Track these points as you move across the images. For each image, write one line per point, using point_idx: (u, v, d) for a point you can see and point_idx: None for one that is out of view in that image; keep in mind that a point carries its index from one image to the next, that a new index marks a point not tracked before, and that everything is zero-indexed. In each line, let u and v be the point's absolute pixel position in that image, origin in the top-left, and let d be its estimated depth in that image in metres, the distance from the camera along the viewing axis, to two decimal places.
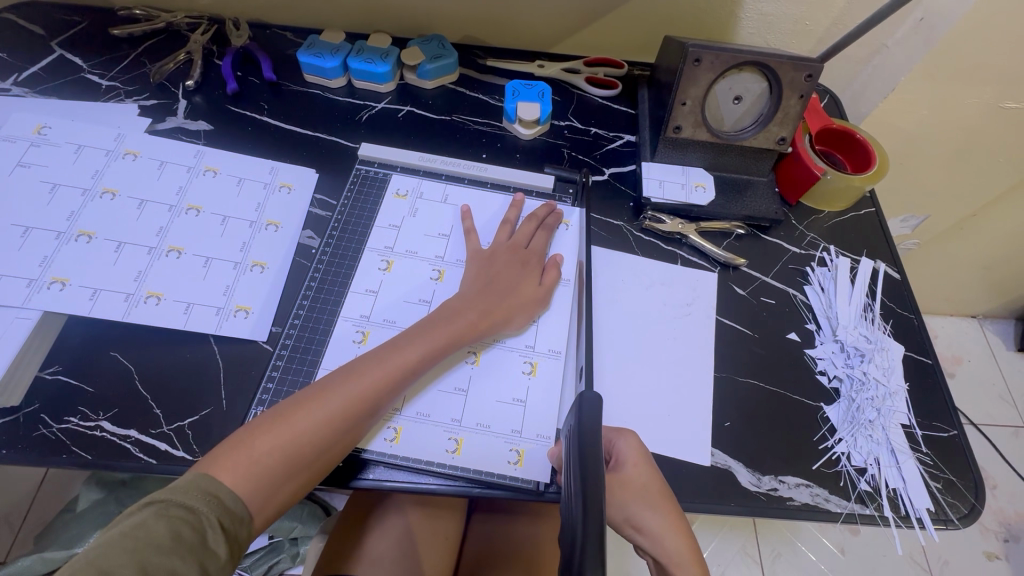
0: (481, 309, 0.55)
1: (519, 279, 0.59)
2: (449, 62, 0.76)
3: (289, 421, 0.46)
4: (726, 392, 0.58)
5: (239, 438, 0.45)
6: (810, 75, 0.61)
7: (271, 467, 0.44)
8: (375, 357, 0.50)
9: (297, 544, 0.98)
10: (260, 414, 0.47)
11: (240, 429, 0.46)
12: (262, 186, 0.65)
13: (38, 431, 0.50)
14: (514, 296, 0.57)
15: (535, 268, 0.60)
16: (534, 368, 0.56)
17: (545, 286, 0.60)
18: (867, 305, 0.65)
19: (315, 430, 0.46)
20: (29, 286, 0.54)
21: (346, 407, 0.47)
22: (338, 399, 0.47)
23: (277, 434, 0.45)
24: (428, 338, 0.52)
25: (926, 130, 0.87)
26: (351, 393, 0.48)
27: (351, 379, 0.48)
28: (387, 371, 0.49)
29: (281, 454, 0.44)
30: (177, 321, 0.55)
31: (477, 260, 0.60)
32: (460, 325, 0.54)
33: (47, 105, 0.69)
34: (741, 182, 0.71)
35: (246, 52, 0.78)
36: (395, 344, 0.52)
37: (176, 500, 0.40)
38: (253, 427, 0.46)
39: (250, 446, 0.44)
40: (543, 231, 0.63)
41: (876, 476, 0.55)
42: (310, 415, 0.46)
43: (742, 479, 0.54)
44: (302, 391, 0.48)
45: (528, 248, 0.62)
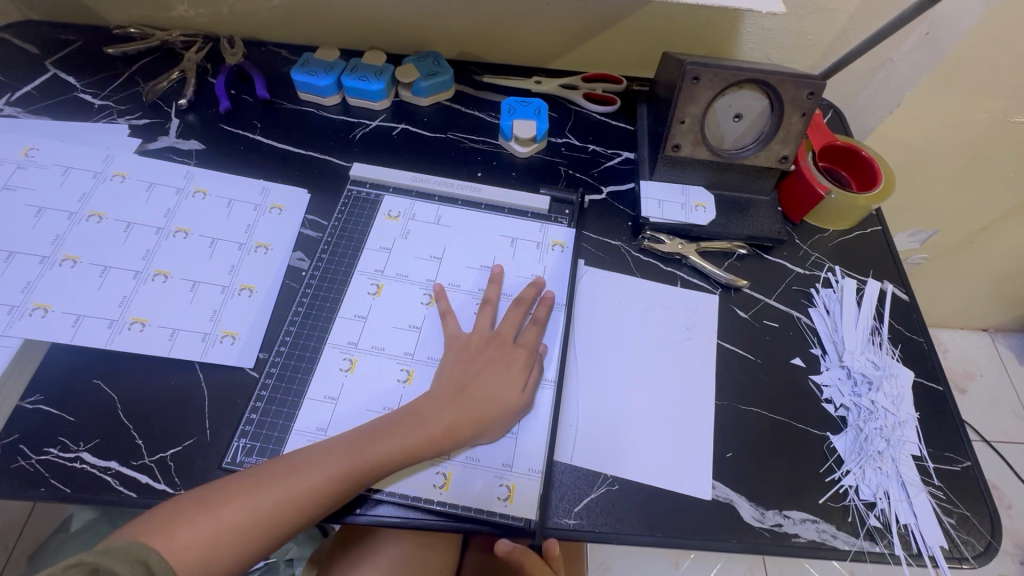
0: (458, 417, 0.50)
1: (499, 380, 0.53)
2: (444, 79, 0.75)
3: (253, 497, 0.45)
4: (727, 421, 0.56)
5: (201, 500, 0.44)
6: (812, 92, 0.59)
7: (214, 543, 0.43)
8: (351, 442, 0.48)
9: (293, 565, 0.95)
10: (233, 476, 0.46)
11: (195, 493, 0.45)
12: (253, 208, 0.64)
13: (17, 463, 0.49)
14: (493, 401, 0.52)
15: (523, 366, 0.55)
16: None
17: (525, 396, 0.53)
18: (874, 329, 0.63)
19: (278, 510, 0.45)
20: (10, 312, 0.53)
21: (311, 493, 0.45)
22: (304, 484, 0.45)
23: (238, 505, 0.44)
24: (407, 437, 0.49)
25: (934, 144, 0.85)
26: (320, 479, 0.46)
27: (320, 464, 0.46)
28: (358, 461, 0.47)
29: (230, 531, 0.43)
30: (162, 348, 0.54)
31: (455, 343, 0.55)
32: (441, 427, 0.49)
33: (38, 125, 0.69)
34: (743, 201, 0.69)
35: (240, 70, 0.77)
36: (374, 432, 0.49)
37: (102, 566, 0.39)
38: (208, 495, 0.45)
39: (208, 514, 0.43)
40: (532, 323, 0.57)
41: (886, 511, 0.52)
42: (275, 492, 0.45)
43: (743, 514, 0.51)
44: (268, 463, 0.47)
45: (516, 341, 0.56)
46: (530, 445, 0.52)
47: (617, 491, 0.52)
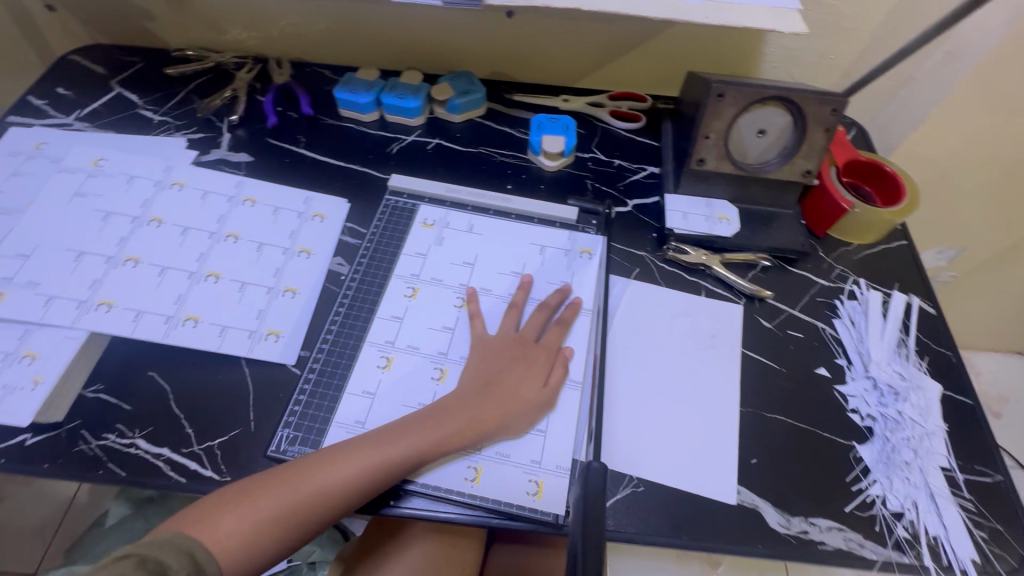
0: (480, 416, 0.52)
1: (522, 379, 0.55)
2: (477, 97, 0.79)
3: (289, 488, 0.47)
4: (752, 427, 0.57)
5: (240, 492, 0.47)
6: (835, 109, 0.61)
7: (253, 532, 0.45)
8: (381, 437, 0.50)
9: (314, 569, 0.97)
10: (269, 469, 0.49)
11: (234, 485, 0.48)
12: (296, 215, 0.68)
13: (78, 447, 0.52)
14: (515, 398, 0.54)
15: (545, 365, 0.57)
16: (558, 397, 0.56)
17: (548, 390, 0.55)
18: (900, 341, 0.63)
19: (313, 499, 0.47)
20: (78, 307, 0.57)
21: (343, 484, 0.48)
22: (336, 476, 0.48)
23: (275, 497, 0.47)
24: (434, 433, 0.51)
25: (960, 161, 0.86)
26: (351, 470, 0.48)
27: (352, 457, 0.49)
28: (385, 456, 0.49)
29: (268, 519, 0.46)
30: (212, 343, 0.58)
31: (480, 344, 0.57)
32: (466, 423, 0.52)
33: (103, 138, 0.74)
34: (767, 214, 0.71)
35: (287, 89, 0.82)
36: (402, 427, 0.51)
37: (148, 554, 0.42)
38: (245, 487, 0.47)
39: (247, 505, 0.46)
40: (557, 324, 0.60)
41: (915, 522, 0.52)
42: (311, 484, 0.47)
43: (769, 520, 0.52)
44: (303, 457, 0.49)
45: (539, 342, 0.58)
46: (561, 444, 0.54)
47: (643, 492, 0.53)
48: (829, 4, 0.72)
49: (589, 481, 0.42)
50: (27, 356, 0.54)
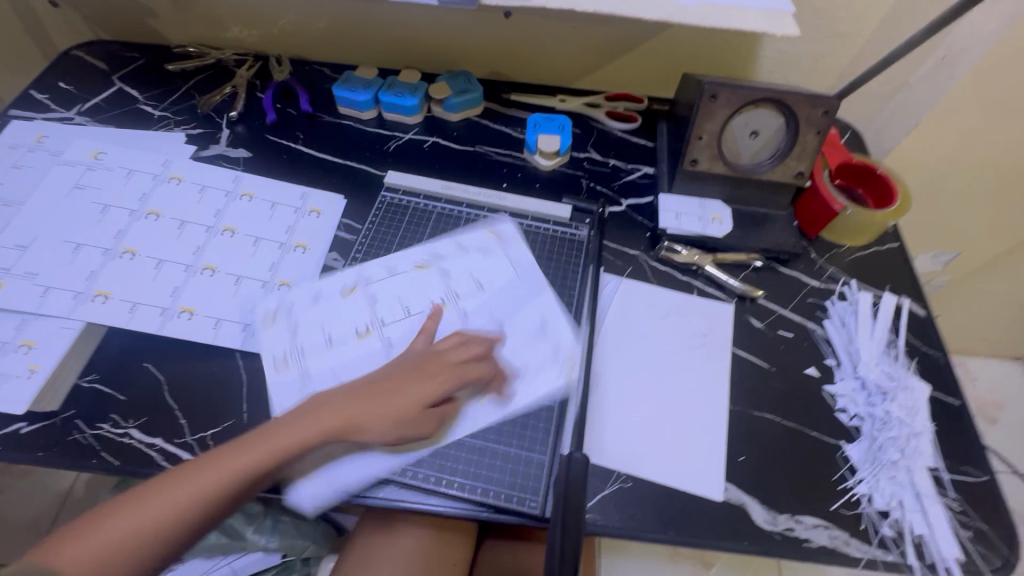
0: (393, 396, 0.53)
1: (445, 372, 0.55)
2: (474, 96, 0.80)
3: (136, 506, 0.46)
4: (741, 425, 0.57)
5: (99, 513, 0.46)
6: (827, 112, 0.61)
7: (116, 549, 0.44)
8: (228, 448, 0.49)
9: (308, 565, 0.98)
10: (136, 487, 0.48)
11: (97, 508, 0.47)
12: (293, 211, 0.69)
13: (72, 435, 0.53)
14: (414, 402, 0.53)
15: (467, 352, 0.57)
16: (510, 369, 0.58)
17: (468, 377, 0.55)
18: (889, 342, 0.63)
19: (184, 510, 0.46)
20: (75, 298, 0.58)
21: (209, 492, 0.47)
22: (196, 485, 0.47)
23: (161, 500, 0.46)
24: (331, 418, 0.51)
25: (954, 166, 0.86)
26: (211, 480, 0.47)
27: (214, 465, 0.48)
28: (212, 474, 0.48)
29: (127, 538, 0.45)
30: (207, 336, 0.58)
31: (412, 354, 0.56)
32: (372, 410, 0.52)
33: (104, 132, 0.75)
34: (760, 215, 0.71)
35: (286, 86, 0.83)
36: (263, 433, 0.51)
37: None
38: (107, 508, 0.46)
39: (98, 526, 0.45)
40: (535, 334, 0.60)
41: (900, 521, 0.52)
42: (198, 484, 0.47)
43: (756, 517, 0.52)
44: (163, 474, 0.49)
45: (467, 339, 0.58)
46: (518, 455, 0.53)
47: (630, 488, 0.53)
48: (824, 8, 0.73)
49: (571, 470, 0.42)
50: (23, 345, 0.55)
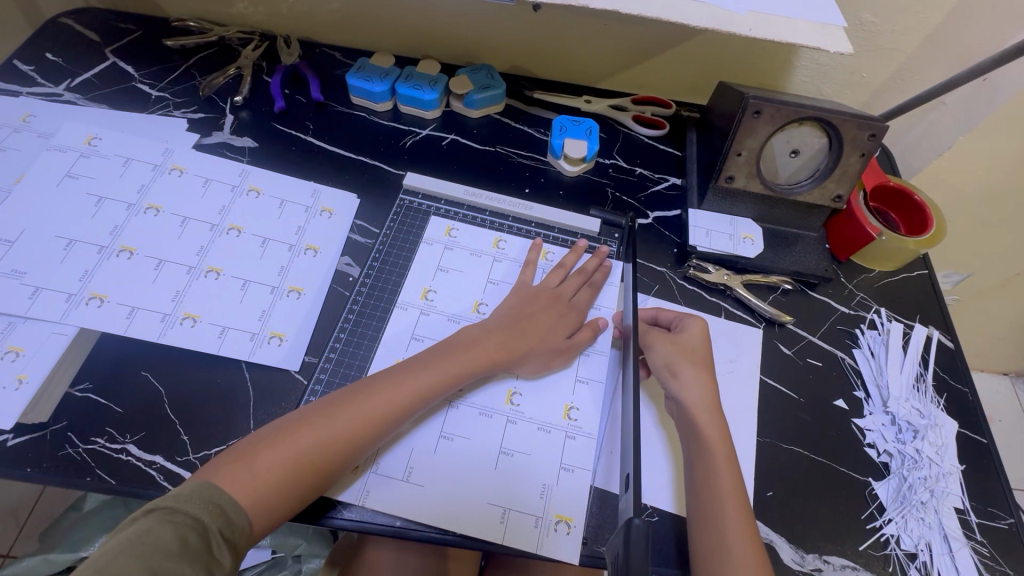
0: (502, 340, 0.54)
1: (550, 329, 0.56)
2: (497, 93, 0.76)
3: (301, 434, 0.46)
4: (769, 459, 0.56)
5: (258, 441, 0.45)
6: (873, 135, 0.58)
7: (273, 481, 0.44)
8: (379, 382, 0.50)
9: (300, 562, 0.96)
10: (287, 417, 0.48)
11: (245, 442, 0.46)
12: (303, 209, 0.65)
13: (64, 450, 0.49)
14: (540, 339, 0.55)
15: (566, 316, 0.58)
16: (566, 413, 0.54)
17: (572, 343, 0.57)
18: (919, 375, 0.62)
19: (346, 436, 0.47)
20: (67, 300, 0.53)
21: (372, 420, 0.48)
22: (364, 412, 0.48)
23: (282, 449, 0.45)
24: (469, 354, 0.53)
25: (980, 189, 0.85)
26: (373, 409, 0.48)
27: (368, 397, 0.48)
28: (373, 402, 0.48)
29: (287, 464, 0.44)
30: (212, 345, 0.54)
31: (522, 293, 0.59)
32: (492, 352, 0.54)
33: (96, 113, 0.69)
34: (791, 236, 0.69)
35: (295, 71, 0.78)
36: (407, 368, 0.51)
37: (177, 508, 0.40)
38: (257, 441, 0.46)
39: (259, 455, 0.44)
40: (588, 325, 0.59)
41: (928, 564, 0.51)
42: (316, 434, 0.46)
43: (784, 555, 0.51)
44: (312, 406, 0.48)
45: (571, 300, 0.60)
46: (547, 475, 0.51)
47: (657, 522, 0.51)
48: (869, 21, 0.70)
49: (630, 543, 0.35)
50: (10, 351, 0.50)
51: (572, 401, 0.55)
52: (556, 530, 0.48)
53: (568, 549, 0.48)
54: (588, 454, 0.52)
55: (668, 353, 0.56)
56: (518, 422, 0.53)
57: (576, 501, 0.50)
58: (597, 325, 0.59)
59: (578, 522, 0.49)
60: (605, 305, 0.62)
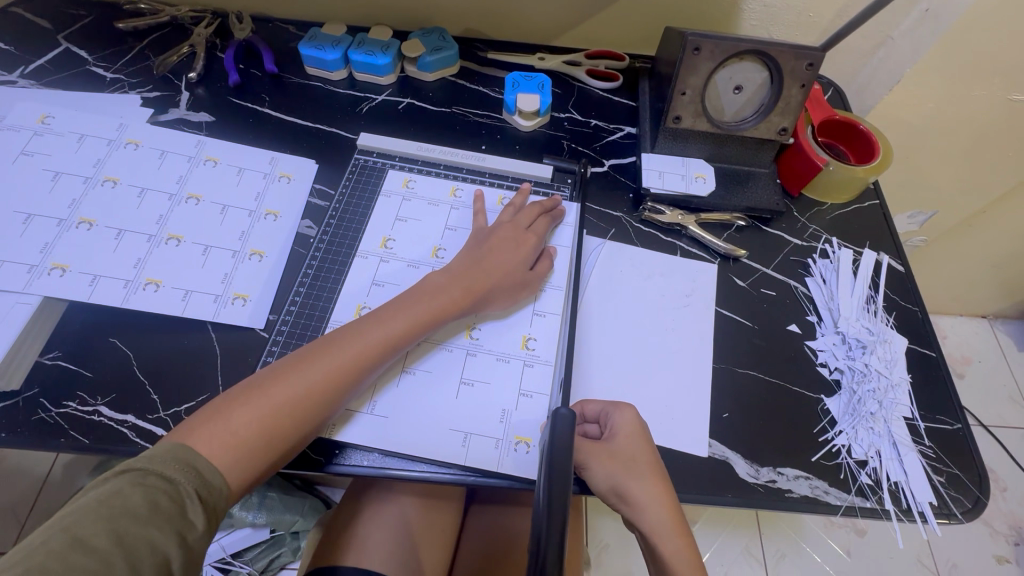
0: (464, 284, 0.55)
1: (507, 261, 0.58)
2: (449, 54, 0.76)
3: (272, 391, 0.46)
4: (724, 383, 0.58)
5: (228, 401, 0.46)
6: (811, 64, 0.60)
7: (249, 438, 0.44)
8: (346, 336, 0.51)
9: (297, 539, 1.01)
10: (255, 376, 0.48)
11: (215, 402, 0.46)
12: (262, 176, 0.66)
13: (37, 415, 0.51)
14: (499, 275, 0.57)
15: (527, 251, 0.59)
16: (524, 344, 0.57)
17: (534, 274, 0.59)
18: (869, 297, 0.64)
19: (318, 389, 0.47)
20: (29, 271, 0.55)
21: (343, 371, 0.49)
22: (332, 364, 0.48)
23: (255, 407, 0.45)
24: (433, 301, 0.54)
25: (934, 123, 0.86)
26: (342, 362, 0.49)
27: (335, 350, 0.49)
28: (343, 356, 0.49)
29: (262, 421, 0.45)
30: (176, 308, 0.56)
31: (477, 235, 0.61)
32: (456, 294, 0.55)
33: (52, 97, 0.70)
34: (743, 174, 0.70)
35: (249, 45, 0.78)
36: (373, 319, 0.52)
37: (150, 470, 0.40)
38: (228, 400, 0.46)
39: (232, 415, 0.45)
40: (545, 255, 0.61)
41: (878, 469, 0.54)
42: (288, 389, 0.47)
43: (739, 470, 0.53)
44: (280, 364, 0.49)
45: (529, 230, 0.61)
46: (507, 405, 0.53)
47: None
48: None
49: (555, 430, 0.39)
50: None
51: (529, 332, 0.58)
52: (517, 450, 0.51)
53: (528, 466, 0.50)
54: (545, 380, 0.55)
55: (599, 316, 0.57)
56: (476, 354, 0.56)
57: (535, 423, 0.52)
58: (549, 255, 0.62)
59: (536, 441, 0.52)
60: (561, 242, 0.64)
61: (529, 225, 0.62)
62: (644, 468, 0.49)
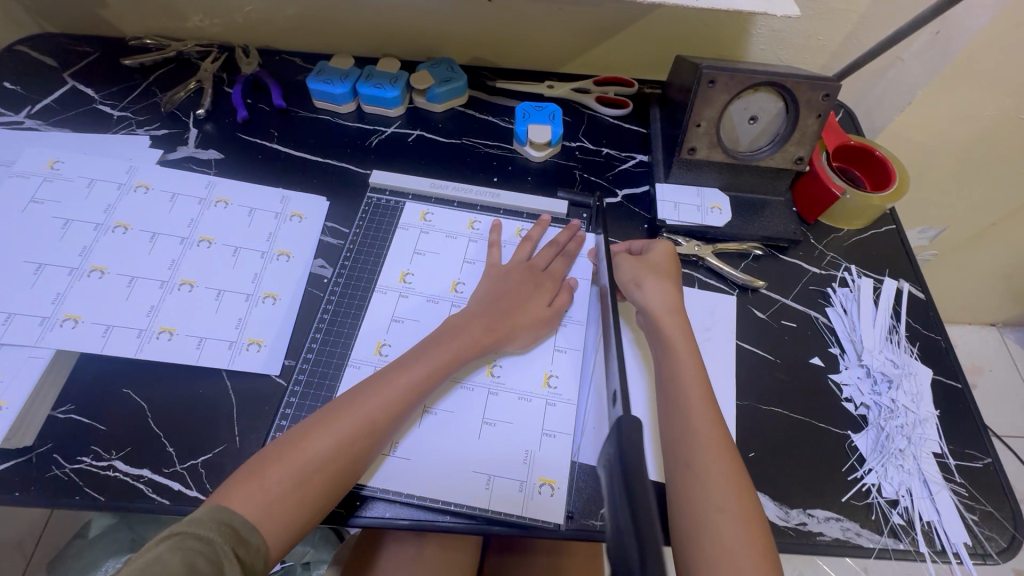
0: (485, 323, 0.55)
1: (528, 299, 0.58)
2: (458, 85, 0.76)
3: (306, 444, 0.45)
4: (749, 421, 0.57)
5: (262, 459, 0.45)
6: (828, 95, 0.59)
7: (284, 496, 0.43)
8: (374, 383, 0.50)
9: (310, 570, 0.97)
10: (287, 433, 0.47)
11: (250, 461, 0.46)
12: (273, 216, 0.65)
13: (50, 472, 0.49)
14: (519, 315, 0.56)
15: (551, 289, 0.60)
16: (546, 382, 0.56)
17: (554, 310, 0.58)
18: (891, 327, 0.63)
19: (351, 439, 0.47)
20: (41, 324, 0.54)
21: (375, 419, 0.48)
22: (363, 413, 0.48)
23: (288, 464, 0.44)
24: (458, 341, 0.53)
25: (944, 142, 0.86)
26: (373, 410, 0.48)
27: (364, 399, 0.48)
28: (373, 404, 0.48)
29: (297, 476, 0.44)
30: (190, 357, 0.55)
31: (493, 275, 0.60)
32: (479, 333, 0.54)
33: (60, 138, 0.70)
34: (758, 202, 0.70)
35: (256, 79, 0.78)
36: (400, 364, 0.51)
37: (188, 531, 0.40)
38: (262, 458, 0.45)
39: (267, 472, 0.44)
40: (564, 287, 0.61)
41: (909, 508, 0.53)
42: (320, 442, 0.46)
43: (769, 513, 0.52)
44: (311, 418, 0.48)
45: (546, 270, 0.61)
46: (530, 446, 0.52)
47: None
48: None
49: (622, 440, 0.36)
50: None
51: (551, 369, 0.57)
52: (541, 492, 0.50)
53: (553, 509, 0.49)
54: (568, 418, 0.54)
55: (636, 269, 0.60)
56: (498, 393, 0.55)
57: (559, 465, 0.51)
58: (570, 287, 0.61)
59: (561, 483, 0.50)
60: (581, 274, 0.63)
61: (546, 266, 0.62)
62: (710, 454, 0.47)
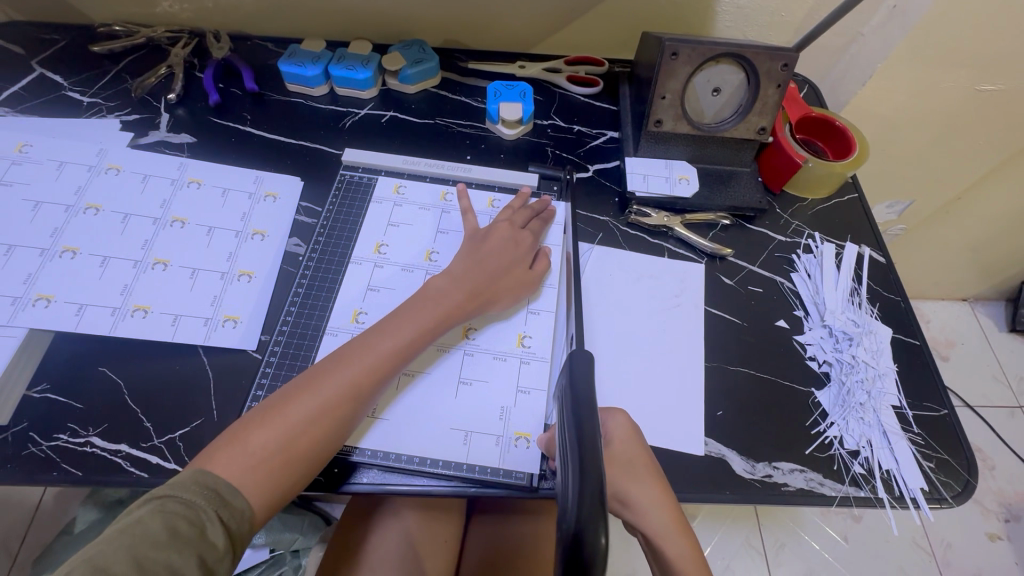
0: (468, 287, 0.55)
1: (508, 264, 0.58)
2: (430, 66, 0.77)
3: (290, 410, 0.46)
4: (717, 381, 0.59)
5: (246, 424, 0.46)
6: (786, 64, 0.61)
7: (269, 459, 0.44)
8: (356, 348, 0.50)
9: (300, 556, 0.97)
10: (270, 398, 0.48)
11: (233, 425, 0.46)
12: (247, 196, 0.65)
13: (27, 449, 0.50)
14: (502, 279, 0.57)
15: (526, 251, 0.60)
16: (520, 341, 0.57)
17: (534, 272, 0.60)
18: (853, 290, 0.65)
19: (334, 402, 0.47)
20: (14, 304, 0.54)
21: (358, 384, 0.48)
22: (346, 378, 0.48)
23: (273, 427, 0.45)
24: (438, 305, 0.54)
25: (906, 115, 0.88)
26: (356, 375, 0.48)
27: (346, 363, 0.49)
28: (356, 369, 0.49)
29: (282, 441, 0.45)
30: (166, 334, 0.55)
31: (473, 236, 0.61)
32: (460, 298, 0.55)
33: (29, 124, 0.69)
34: (725, 173, 0.71)
35: (227, 64, 0.78)
36: (382, 329, 0.52)
37: (171, 496, 0.40)
38: (246, 422, 0.46)
39: (251, 437, 0.44)
40: (541, 255, 0.62)
41: (869, 458, 0.55)
42: (304, 406, 0.46)
43: (735, 467, 0.54)
44: (293, 383, 0.48)
45: (525, 229, 0.62)
46: (504, 405, 0.53)
47: None
48: None
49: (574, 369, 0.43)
50: None
51: (525, 330, 0.58)
52: (517, 445, 0.51)
53: (528, 461, 0.51)
54: (542, 376, 0.55)
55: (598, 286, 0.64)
56: (473, 354, 0.56)
57: (533, 418, 0.53)
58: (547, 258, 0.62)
59: (536, 436, 0.52)
60: (555, 242, 0.65)
61: (523, 224, 0.63)
62: (644, 470, 0.50)
